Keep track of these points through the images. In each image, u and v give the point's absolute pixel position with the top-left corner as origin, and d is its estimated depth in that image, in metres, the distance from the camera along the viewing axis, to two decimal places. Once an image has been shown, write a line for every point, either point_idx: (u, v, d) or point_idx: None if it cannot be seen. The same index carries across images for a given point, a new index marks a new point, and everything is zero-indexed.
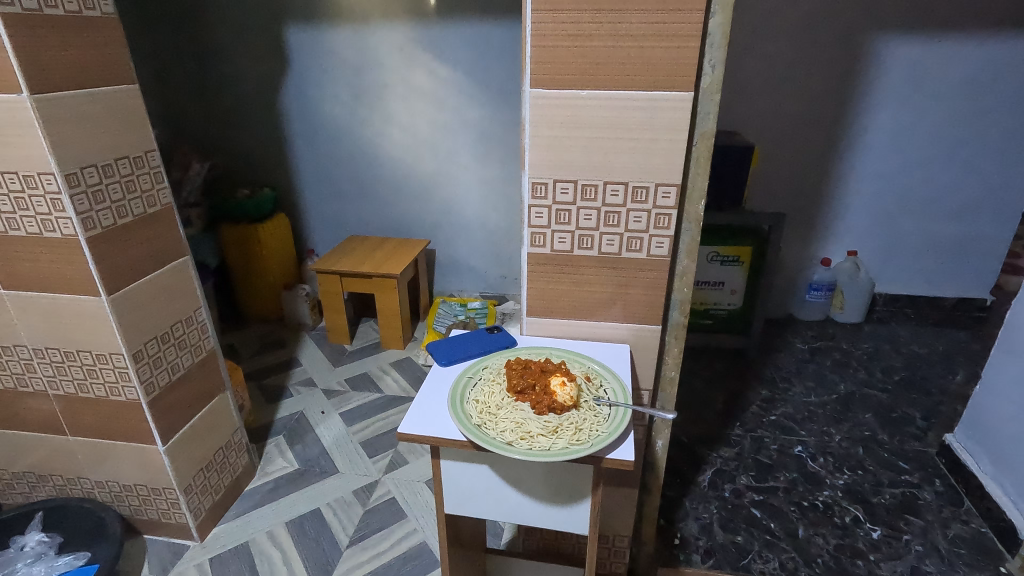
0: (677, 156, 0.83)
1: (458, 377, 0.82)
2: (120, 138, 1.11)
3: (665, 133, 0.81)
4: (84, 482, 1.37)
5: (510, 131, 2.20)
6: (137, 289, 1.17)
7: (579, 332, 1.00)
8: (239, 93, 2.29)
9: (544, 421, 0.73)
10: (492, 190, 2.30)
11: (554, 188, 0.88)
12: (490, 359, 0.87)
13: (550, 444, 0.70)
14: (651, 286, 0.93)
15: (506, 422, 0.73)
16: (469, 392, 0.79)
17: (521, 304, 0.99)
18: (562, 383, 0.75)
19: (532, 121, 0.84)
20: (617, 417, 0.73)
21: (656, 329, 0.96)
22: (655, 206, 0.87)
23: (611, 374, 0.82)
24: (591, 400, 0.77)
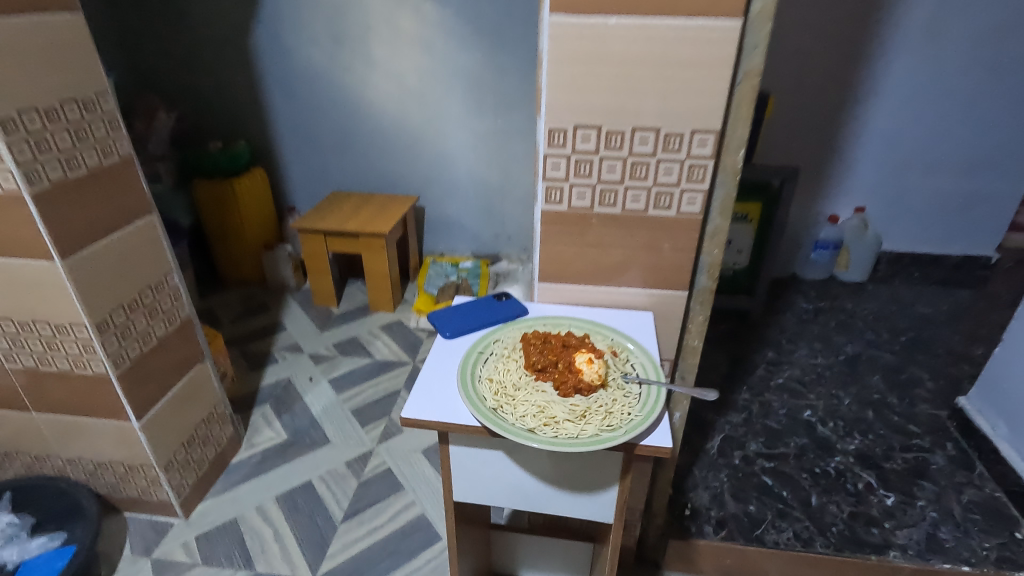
0: (720, 97, 0.71)
1: (467, 352, 0.72)
2: (65, 78, 0.96)
3: (707, 69, 0.70)
4: (54, 460, 1.28)
5: (504, 78, 2.04)
6: (98, 251, 1.04)
7: (594, 298, 0.91)
8: (206, 33, 2.08)
9: (570, 404, 0.64)
10: (484, 143, 2.16)
11: (575, 135, 0.77)
12: (501, 329, 0.78)
13: (578, 431, 0.61)
14: (679, 249, 0.83)
15: (527, 406, 0.64)
16: (481, 370, 0.70)
17: (531, 267, 0.90)
18: (590, 360, 0.67)
19: (550, 55, 0.71)
20: (651, 397, 0.65)
21: (681, 295, 0.88)
22: (689, 155, 0.76)
23: (637, 345, 0.74)
24: (620, 377, 0.69)
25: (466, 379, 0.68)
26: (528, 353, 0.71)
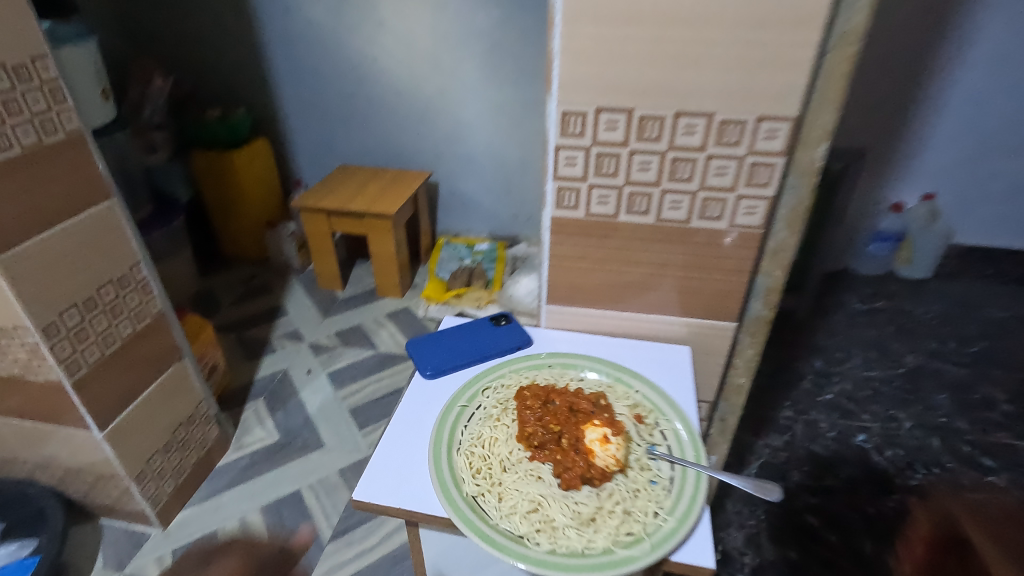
0: (797, 72, 0.53)
1: (445, 407, 0.57)
2: None
3: (779, 31, 0.51)
4: (21, 465, 1.18)
5: (526, 41, 1.81)
6: (42, 245, 0.90)
7: (617, 324, 0.75)
8: None
9: (575, 501, 0.50)
10: (504, 114, 1.95)
11: (596, 120, 0.60)
12: (495, 371, 0.63)
13: (585, 545, 0.46)
14: (727, 270, 0.66)
15: (519, 500, 0.50)
16: (460, 435, 0.55)
17: (538, 287, 0.75)
18: (604, 441, 0.52)
19: (564, 13, 0.54)
20: (687, 489, 0.50)
21: (724, 328, 0.71)
22: (750, 150, 0.58)
23: (666, 407, 0.58)
24: (645, 455, 0.54)
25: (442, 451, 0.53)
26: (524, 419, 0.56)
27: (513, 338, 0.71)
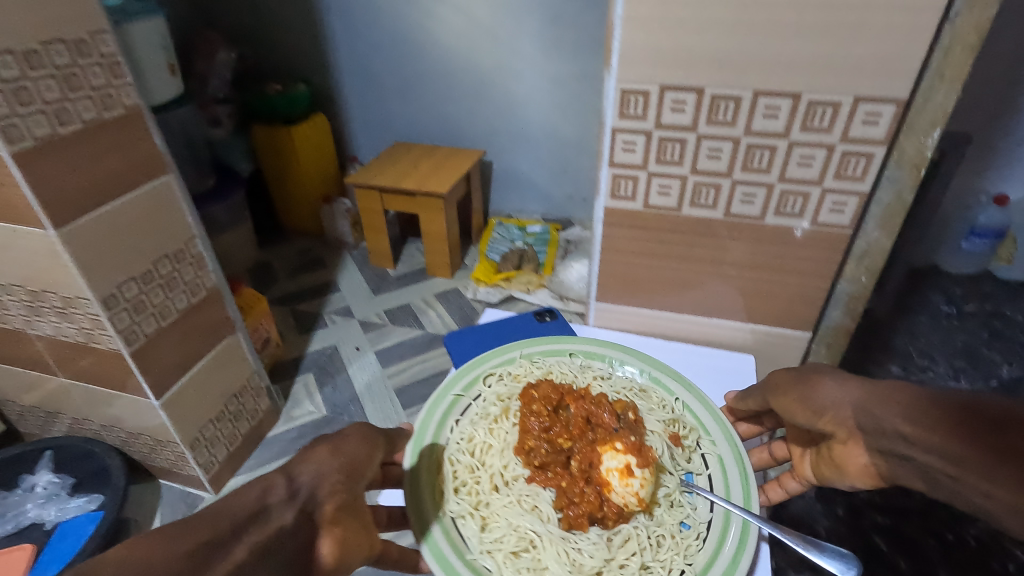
0: (905, 42, 0.48)
1: (438, 399, 0.63)
2: (46, 12, 0.80)
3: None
4: (91, 423, 1.25)
5: (589, 12, 1.70)
6: (101, 218, 0.92)
7: (674, 326, 0.74)
8: None
9: (577, 545, 0.54)
10: (563, 90, 1.86)
11: (659, 101, 0.56)
12: (502, 359, 0.69)
13: None
14: (797, 272, 0.64)
15: (508, 533, 0.55)
16: (447, 436, 0.61)
17: (587, 283, 0.74)
18: (625, 474, 0.53)
19: None
20: (730, 530, 0.52)
21: (784, 333, 0.70)
22: (841, 138, 0.54)
23: (709, 426, 0.61)
24: (676, 490, 0.57)
25: (437, 467, 0.57)
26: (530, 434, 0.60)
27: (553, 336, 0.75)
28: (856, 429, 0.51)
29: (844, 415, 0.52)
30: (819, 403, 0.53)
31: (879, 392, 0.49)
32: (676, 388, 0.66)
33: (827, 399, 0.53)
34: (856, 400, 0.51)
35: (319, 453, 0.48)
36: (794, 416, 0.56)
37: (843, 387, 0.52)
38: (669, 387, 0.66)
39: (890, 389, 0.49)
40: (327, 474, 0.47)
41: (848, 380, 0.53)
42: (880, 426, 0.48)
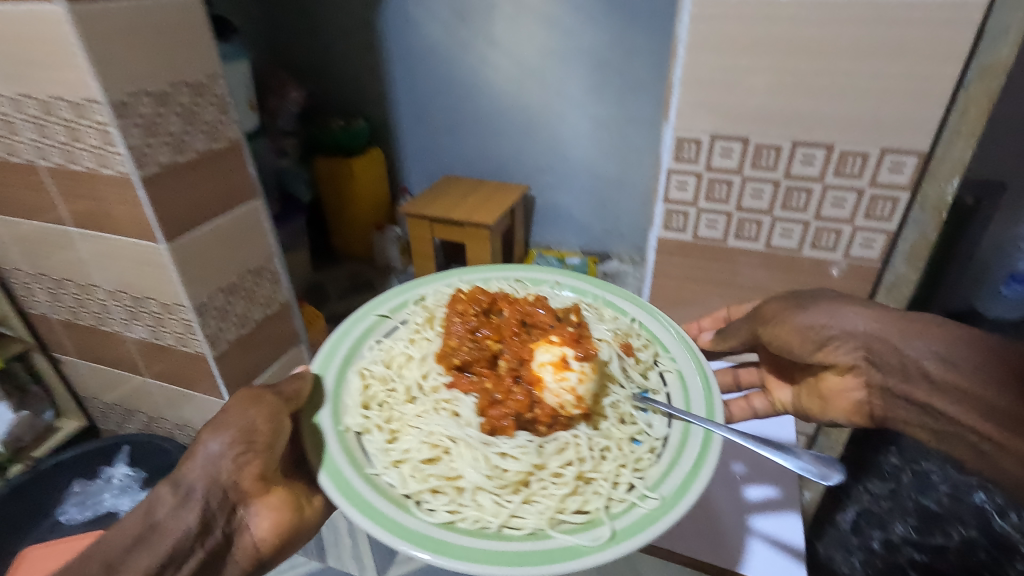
0: (921, 104, 0.56)
1: (352, 323, 0.72)
2: (176, 60, 0.95)
3: (904, 61, 0.54)
4: (166, 422, 1.37)
5: (638, 60, 1.81)
6: (200, 235, 1.04)
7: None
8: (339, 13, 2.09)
9: (498, 449, 0.61)
10: (608, 132, 1.97)
11: (710, 148, 0.65)
12: (429, 289, 0.80)
13: (482, 500, 0.57)
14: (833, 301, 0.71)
15: (418, 440, 0.62)
16: (360, 359, 0.70)
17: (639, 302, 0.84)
18: (559, 365, 0.59)
19: (688, 43, 0.60)
20: (692, 439, 0.57)
21: None
22: (872, 183, 0.61)
23: (671, 347, 0.70)
24: (629, 398, 0.67)
25: (338, 384, 0.65)
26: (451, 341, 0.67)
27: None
28: (864, 359, 0.58)
29: (853, 345, 0.59)
30: (822, 336, 0.61)
31: (901, 327, 0.56)
32: (631, 311, 0.76)
33: (835, 326, 0.60)
34: (870, 333, 0.58)
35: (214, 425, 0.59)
36: (793, 345, 0.64)
37: (855, 317, 0.59)
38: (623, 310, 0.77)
39: (916, 325, 0.56)
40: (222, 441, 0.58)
41: (860, 309, 0.59)
42: (892, 363, 0.56)
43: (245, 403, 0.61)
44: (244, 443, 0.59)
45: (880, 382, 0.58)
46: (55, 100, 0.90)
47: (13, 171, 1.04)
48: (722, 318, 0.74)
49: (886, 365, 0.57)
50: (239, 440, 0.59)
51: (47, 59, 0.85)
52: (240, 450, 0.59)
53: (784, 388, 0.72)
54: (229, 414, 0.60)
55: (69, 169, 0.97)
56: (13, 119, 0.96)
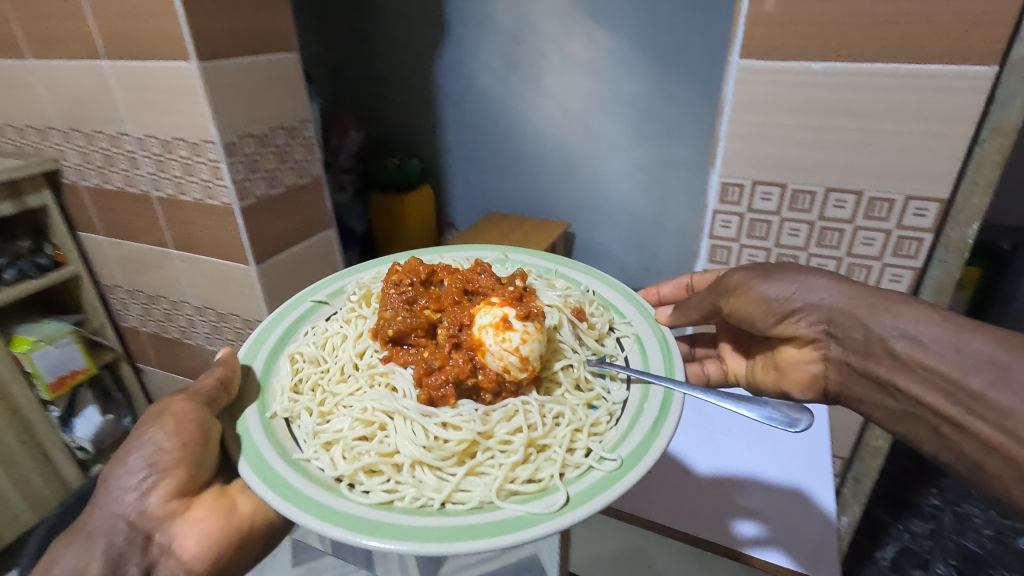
0: (932, 158, 0.66)
1: (279, 312, 0.76)
2: (278, 108, 1.12)
3: (907, 121, 0.65)
4: None
5: (683, 105, 1.73)
6: (282, 260, 1.20)
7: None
8: (393, 60, 2.11)
9: (438, 419, 0.66)
10: (651, 176, 1.91)
11: (753, 193, 0.76)
12: (359, 271, 0.86)
13: (421, 476, 0.62)
14: None
15: (347, 420, 0.67)
16: (290, 344, 0.74)
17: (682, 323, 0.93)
18: (500, 329, 0.62)
19: (733, 103, 0.71)
20: (652, 398, 0.60)
21: None
22: (897, 226, 0.71)
23: (627, 312, 0.77)
24: (583, 362, 0.72)
25: (264, 371, 0.68)
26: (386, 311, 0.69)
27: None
28: (824, 332, 0.61)
29: (815, 319, 0.62)
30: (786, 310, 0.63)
31: (871, 301, 0.57)
32: (587, 281, 0.85)
33: (800, 299, 0.62)
34: (834, 306, 0.60)
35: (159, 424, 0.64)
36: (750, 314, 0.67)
37: (817, 287, 0.60)
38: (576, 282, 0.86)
39: (898, 303, 0.55)
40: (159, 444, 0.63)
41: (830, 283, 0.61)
42: (855, 339, 0.58)
43: (166, 412, 0.64)
44: (152, 463, 0.63)
45: (839, 356, 0.61)
46: (176, 141, 1.06)
47: (129, 200, 1.21)
48: (685, 286, 0.85)
49: (847, 340, 0.59)
50: (149, 460, 0.63)
51: (174, 106, 1.02)
52: (150, 471, 0.63)
53: (739, 360, 0.81)
54: (144, 432, 0.64)
55: (179, 199, 1.13)
56: (135, 155, 1.14)
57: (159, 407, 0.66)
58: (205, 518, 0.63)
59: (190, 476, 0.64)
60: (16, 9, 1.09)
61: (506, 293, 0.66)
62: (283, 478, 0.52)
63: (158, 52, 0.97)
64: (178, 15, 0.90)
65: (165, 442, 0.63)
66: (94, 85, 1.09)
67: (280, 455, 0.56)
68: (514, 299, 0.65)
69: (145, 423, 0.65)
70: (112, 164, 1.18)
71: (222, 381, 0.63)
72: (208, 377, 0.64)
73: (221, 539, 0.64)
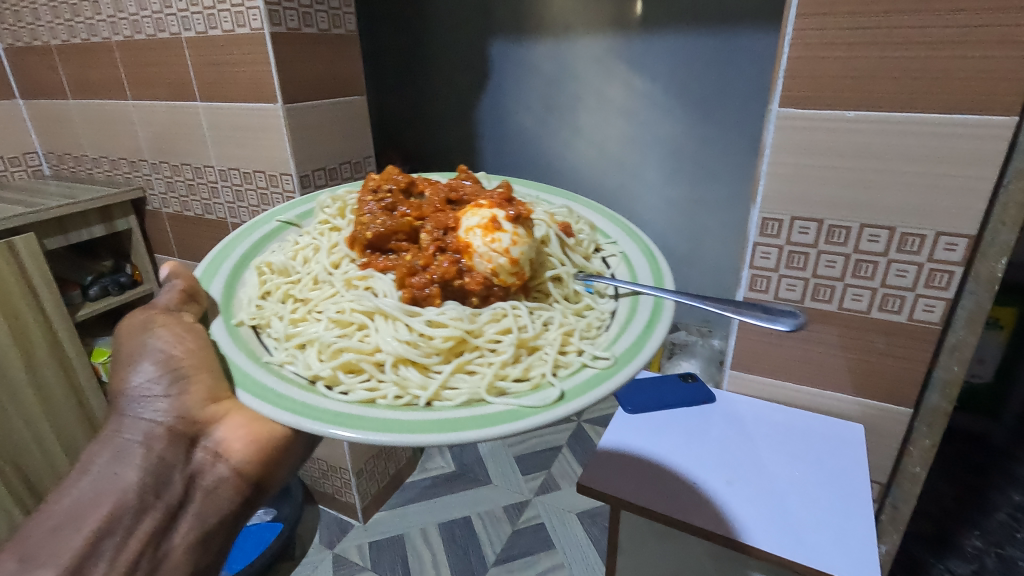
0: (960, 198, 0.71)
1: (240, 228, 0.81)
2: (345, 144, 1.23)
3: (932, 166, 0.71)
4: None
5: (730, 144, 1.59)
6: None
7: (784, 394, 0.95)
8: (435, 94, 1.92)
9: (423, 317, 0.72)
10: (690, 214, 1.74)
11: (791, 227, 0.82)
12: (327, 191, 0.94)
13: (406, 375, 0.67)
14: (890, 357, 0.84)
15: (324, 320, 0.73)
16: (259, 254, 0.80)
17: (725, 354, 0.97)
18: (488, 233, 0.67)
19: (774, 146, 0.78)
20: (642, 308, 0.67)
21: (889, 408, 0.87)
22: (929, 259, 0.76)
23: (612, 231, 0.87)
24: (570, 275, 0.80)
25: (231, 279, 0.73)
26: (364, 217, 0.76)
27: (697, 394, 0.98)
28: None
29: None
30: None
31: None
32: (564, 203, 0.95)
33: None
34: None
35: (155, 341, 0.66)
36: None
37: None
38: (552, 203, 0.95)
39: None
40: (162, 357, 0.65)
41: None
42: None
43: (158, 322, 0.67)
44: (167, 367, 0.65)
45: None
46: (256, 173, 1.19)
47: (207, 225, 1.35)
48: None
49: None
50: (162, 365, 0.65)
51: (257, 143, 1.14)
52: (168, 375, 0.65)
53: None
54: (148, 342, 0.67)
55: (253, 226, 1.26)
56: (217, 185, 1.27)
57: (143, 322, 0.69)
58: (247, 422, 0.68)
59: (215, 377, 0.66)
60: (126, 58, 1.25)
61: (494, 198, 0.73)
62: (257, 381, 0.55)
63: (248, 96, 1.10)
64: (271, 64, 1.04)
65: (173, 347, 0.66)
66: (187, 123, 1.24)
67: (252, 361, 0.59)
68: (501, 202, 0.71)
69: (143, 336, 0.68)
70: (193, 193, 1.33)
71: (186, 291, 0.71)
72: (170, 292, 0.71)
73: (266, 440, 0.69)
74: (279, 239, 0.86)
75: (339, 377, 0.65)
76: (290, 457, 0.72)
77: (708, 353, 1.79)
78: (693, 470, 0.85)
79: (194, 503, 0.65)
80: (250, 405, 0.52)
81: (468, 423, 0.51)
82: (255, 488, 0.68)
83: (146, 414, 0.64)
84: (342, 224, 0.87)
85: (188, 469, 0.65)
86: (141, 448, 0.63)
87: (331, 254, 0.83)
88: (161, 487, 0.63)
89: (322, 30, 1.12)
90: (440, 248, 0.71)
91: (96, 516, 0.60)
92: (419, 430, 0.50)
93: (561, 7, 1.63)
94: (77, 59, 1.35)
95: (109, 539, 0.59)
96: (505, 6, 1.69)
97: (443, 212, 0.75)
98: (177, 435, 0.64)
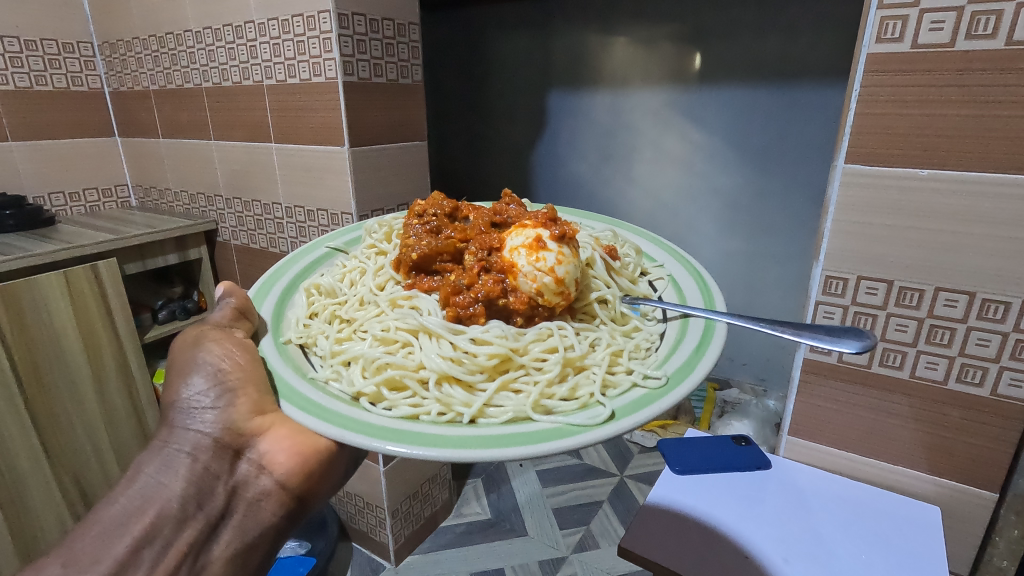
0: None
1: (293, 255, 0.84)
2: (404, 185, 1.28)
3: (1015, 229, 0.66)
4: None
5: (790, 194, 1.54)
6: None
7: (847, 466, 0.88)
8: (492, 141, 1.97)
9: (468, 337, 0.72)
10: (745, 264, 1.69)
11: (857, 287, 0.78)
12: (375, 219, 0.97)
13: (450, 393, 0.67)
14: (971, 433, 0.77)
15: (370, 337, 0.75)
16: (311, 277, 0.83)
17: (783, 420, 0.92)
18: (534, 254, 0.66)
19: (839, 204, 0.76)
20: (693, 328, 0.65)
21: (968, 490, 0.79)
22: (1014, 329, 0.70)
23: (663, 258, 0.85)
24: (617, 298, 0.78)
25: (282, 301, 0.76)
26: (409, 240, 0.75)
27: (752, 458, 0.93)
28: None
29: None
30: None
31: None
32: (608, 227, 0.94)
33: None
34: None
35: (213, 349, 0.66)
36: None
37: None
38: (594, 228, 0.94)
39: None
40: (218, 365, 0.65)
41: None
42: None
43: (210, 336, 0.67)
44: (217, 381, 0.65)
45: None
46: (319, 211, 1.25)
47: (270, 257, 1.43)
48: None
49: None
50: (212, 378, 0.65)
51: (324, 183, 1.20)
52: (217, 388, 0.65)
53: None
54: (199, 356, 0.66)
55: None
56: (282, 221, 1.35)
57: (195, 335, 0.69)
58: (290, 435, 0.69)
59: (261, 394, 0.65)
60: (213, 103, 1.36)
61: (539, 218, 0.71)
62: (301, 395, 0.56)
63: (319, 139, 1.17)
64: (341, 109, 1.10)
65: (222, 362, 0.65)
66: (260, 163, 1.32)
67: (298, 377, 0.60)
68: (546, 222, 0.70)
69: (194, 351, 0.68)
70: (260, 227, 1.41)
71: (241, 310, 0.70)
72: (224, 309, 0.70)
73: (310, 454, 0.69)
74: (330, 264, 0.89)
75: (383, 393, 0.66)
76: (336, 470, 0.72)
77: (762, 415, 1.68)
78: (749, 538, 0.80)
79: (237, 515, 0.66)
80: (294, 417, 0.53)
81: (513, 440, 0.50)
82: (299, 501, 0.68)
83: (194, 426, 0.65)
84: (388, 248, 0.89)
85: (232, 480, 0.66)
86: (187, 459, 0.64)
87: (376, 276, 0.85)
88: (204, 498, 0.64)
89: (390, 80, 1.19)
90: (484, 268, 0.70)
91: (140, 536, 0.61)
92: (465, 445, 0.49)
93: (619, 60, 1.66)
94: (172, 102, 1.48)
95: (142, 553, 0.60)
96: (564, 58, 1.74)
97: (487, 234, 0.74)
98: (222, 448, 0.65)
